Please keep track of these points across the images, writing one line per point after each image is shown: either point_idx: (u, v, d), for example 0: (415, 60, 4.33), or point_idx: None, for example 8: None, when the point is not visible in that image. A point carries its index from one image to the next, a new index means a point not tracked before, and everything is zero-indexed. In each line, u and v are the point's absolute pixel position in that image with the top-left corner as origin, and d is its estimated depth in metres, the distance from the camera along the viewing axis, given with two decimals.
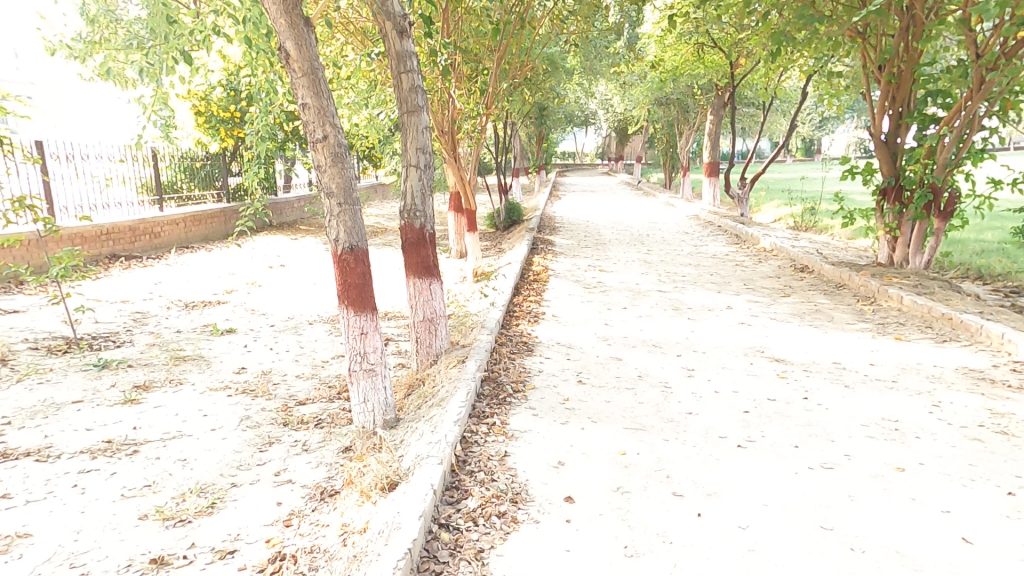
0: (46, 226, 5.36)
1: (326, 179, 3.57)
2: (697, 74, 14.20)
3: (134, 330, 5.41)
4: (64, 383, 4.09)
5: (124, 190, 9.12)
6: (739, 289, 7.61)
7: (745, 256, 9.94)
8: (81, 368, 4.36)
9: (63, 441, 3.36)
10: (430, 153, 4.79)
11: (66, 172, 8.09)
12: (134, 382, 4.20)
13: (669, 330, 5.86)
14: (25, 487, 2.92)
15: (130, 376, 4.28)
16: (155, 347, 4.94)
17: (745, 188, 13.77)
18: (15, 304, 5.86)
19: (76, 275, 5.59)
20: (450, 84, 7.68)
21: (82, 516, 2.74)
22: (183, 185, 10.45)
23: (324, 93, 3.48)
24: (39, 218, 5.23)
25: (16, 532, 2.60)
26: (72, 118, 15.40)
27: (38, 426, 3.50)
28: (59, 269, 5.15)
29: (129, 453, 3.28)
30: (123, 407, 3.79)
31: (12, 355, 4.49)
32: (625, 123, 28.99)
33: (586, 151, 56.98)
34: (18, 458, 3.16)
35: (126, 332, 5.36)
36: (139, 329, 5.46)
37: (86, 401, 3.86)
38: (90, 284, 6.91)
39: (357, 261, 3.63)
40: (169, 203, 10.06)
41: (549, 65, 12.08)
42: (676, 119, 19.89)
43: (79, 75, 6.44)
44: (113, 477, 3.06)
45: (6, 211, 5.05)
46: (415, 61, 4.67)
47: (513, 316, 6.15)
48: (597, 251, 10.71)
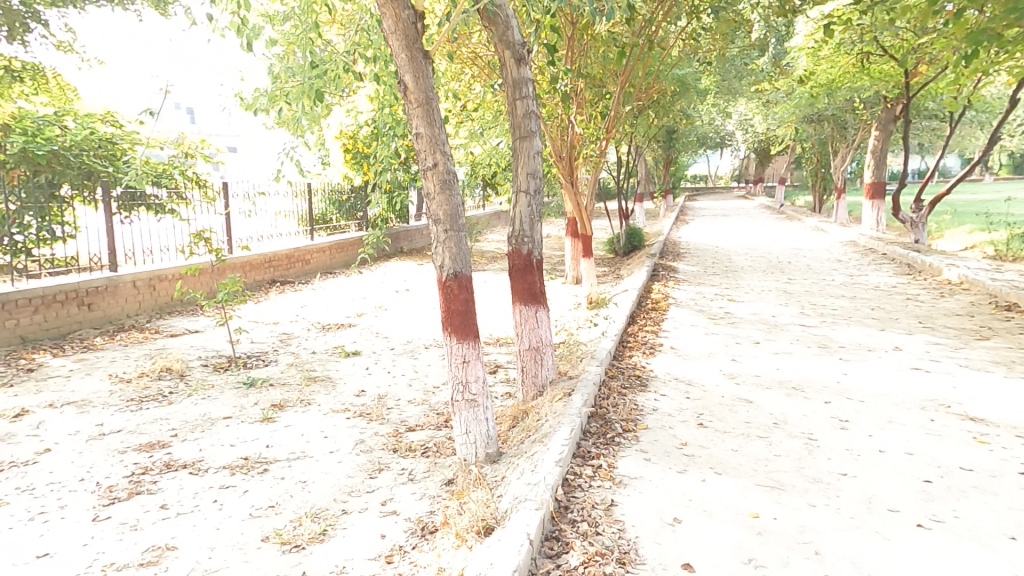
0: (218, 256, 6.27)
1: (434, 206, 3.64)
2: (859, 85, 12.50)
3: (279, 351, 6.06)
4: (220, 399, 4.63)
5: (285, 224, 10.52)
6: (911, 327, 6.29)
7: (919, 288, 8.28)
8: (234, 386, 4.92)
9: (212, 456, 3.73)
10: (541, 178, 4.72)
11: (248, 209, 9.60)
12: (272, 401, 4.62)
13: (816, 371, 4.98)
14: (178, 499, 3.23)
15: (271, 396, 4.72)
16: (293, 368, 5.44)
17: (921, 211, 11.62)
18: (196, 325, 6.95)
19: (238, 299, 6.44)
20: (571, 112, 7.64)
21: (217, 532, 2.93)
22: (332, 216, 11.82)
23: (437, 122, 3.57)
24: (213, 249, 6.13)
25: (166, 544, 2.83)
26: (257, 163, 18.44)
27: (196, 440, 3.94)
28: (225, 295, 5.97)
29: (261, 472, 3.53)
30: (261, 425, 4.16)
31: (189, 371, 5.25)
32: (766, 143, 26.63)
33: (718, 173, 53.57)
34: (177, 470, 3.53)
35: (273, 351, 6.01)
36: (284, 349, 6.10)
37: (234, 417, 4.31)
38: (251, 307, 7.97)
39: (460, 289, 3.62)
40: (319, 233, 11.40)
41: (680, 86, 11.50)
42: (831, 138, 17.69)
43: (262, 123, 7.57)
44: (246, 495, 3.28)
45: (189, 244, 5.99)
46: (531, 87, 4.67)
47: (626, 347, 5.73)
48: (727, 279, 9.76)
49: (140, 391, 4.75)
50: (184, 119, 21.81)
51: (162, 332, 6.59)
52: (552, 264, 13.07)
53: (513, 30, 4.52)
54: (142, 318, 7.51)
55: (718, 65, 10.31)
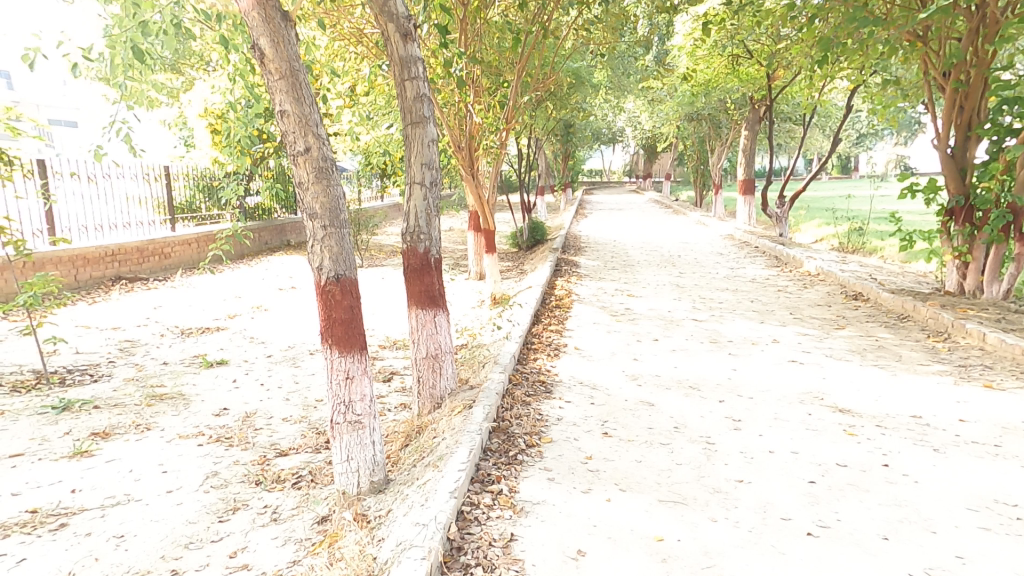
0: (18, 250, 5.04)
1: (309, 198, 3.08)
2: (731, 87, 13.56)
3: (116, 362, 5.02)
4: (16, 431, 3.66)
5: (134, 211, 9.00)
6: (785, 319, 6.83)
7: (789, 281, 9.11)
8: (38, 412, 3.91)
9: None
10: (437, 169, 4.30)
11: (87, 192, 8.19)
12: (93, 429, 3.73)
13: (707, 369, 5.14)
14: None
15: (92, 421, 3.83)
16: (131, 384, 4.50)
17: (784, 206, 12.90)
18: None
19: (51, 302, 5.24)
20: (467, 97, 7.28)
21: None
22: (201, 205, 10.35)
23: (308, 99, 3.02)
24: (10, 241, 4.92)
25: None
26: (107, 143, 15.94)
27: None
28: (27, 298, 4.81)
29: (54, 528, 2.77)
30: (70, 463, 3.31)
31: None
32: (653, 140, 28.39)
33: (613, 169, 56.34)
34: None
35: (107, 364, 4.96)
36: (123, 361, 5.06)
37: (27, 455, 3.40)
38: (76, 308, 6.64)
39: (343, 294, 3.10)
40: (182, 223, 9.93)
41: (574, 78, 11.61)
42: (708, 136, 19.20)
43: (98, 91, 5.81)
44: (21, 565, 2.53)
45: None
46: (421, 67, 4.21)
47: (531, 349, 5.54)
48: (624, 273, 10.07)
49: None
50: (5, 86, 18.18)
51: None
52: (454, 258, 12.66)
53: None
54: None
55: (608, 60, 10.54)
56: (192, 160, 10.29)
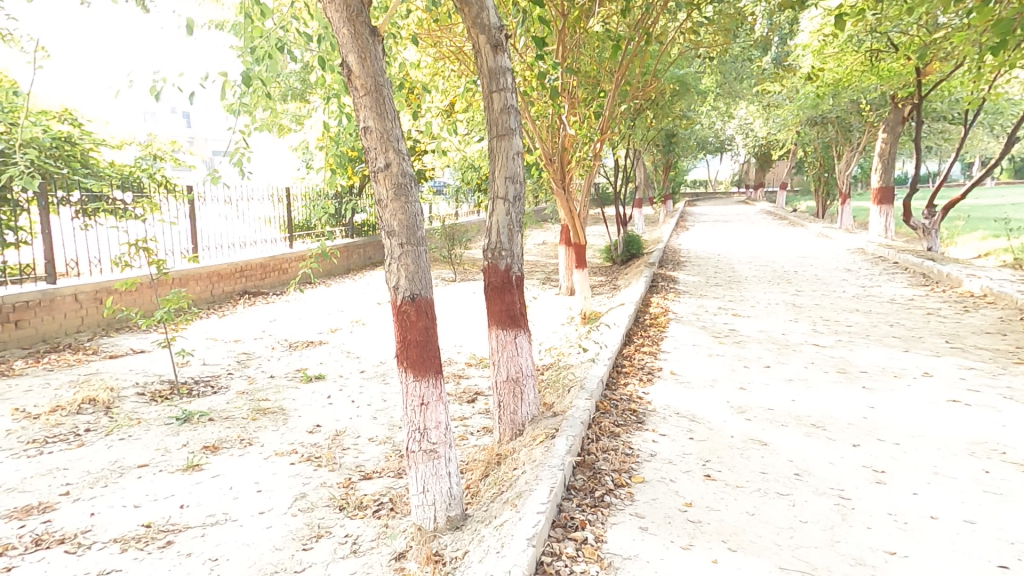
0: (159, 268, 5.60)
1: (387, 215, 3.04)
2: (867, 85, 12.03)
3: (233, 374, 5.42)
4: (144, 440, 3.99)
5: (262, 230, 9.97)
6: (939, 348, 5.70)
7: (941, 303, 7.69)
8: (164, 423, 4.26)
9: (104, 523, 3.04)
10: (521, 182, 4.15)
11: (230, 214, 9.18)
12: (205, 442, 3.96)
13: (836, 404, 4.37)
14: None
15: (206, 433, 4.09)
16: (242, 397, 4.79)
17: (934, 217, 11.03)
18: (139, 345, 6.31)
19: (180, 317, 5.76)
20: (562, 109, 7.06)
21: None
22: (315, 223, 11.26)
23: (391, 114, 2.96)
24: (152, 261, 5.48)
25: None
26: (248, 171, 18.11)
27: (91, 500, 3.25)
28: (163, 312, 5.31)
29: (162, 545, 2.86)
30: (182, 476, 3.50)
31: (118, 403, 4.60)
32: (767, 147, 26.21)
33: (718, 178, 53.09)
34: (48, 548, 2.82)
35: (226, 375, 5.38)
36: (239, 373, 5.46)
37: (150, 466, 3.64)
38: (206, 322, 7.39)
39: (418, 314, 3.01)
40: (298, 240, 10.91)
41: (679, 85, 11.00)
42: (834, 140, 17.22)
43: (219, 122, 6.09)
44: None
45: (125, 255, 5.37)
46: (510, 78, 4.08)
47: (621, 373, 5.13)
48: (730, 290, 9.19)
49: (49, 429, 4.10)
50: (178, 122, 21.60)
51: (101, 352, 5.97)
52: (546, 274, 12.50)
53: (488, 10, 3.93)
54: (82, 337, 6.85)
55: (718, 62, 9.82)
56: (310, 181, 11.25)
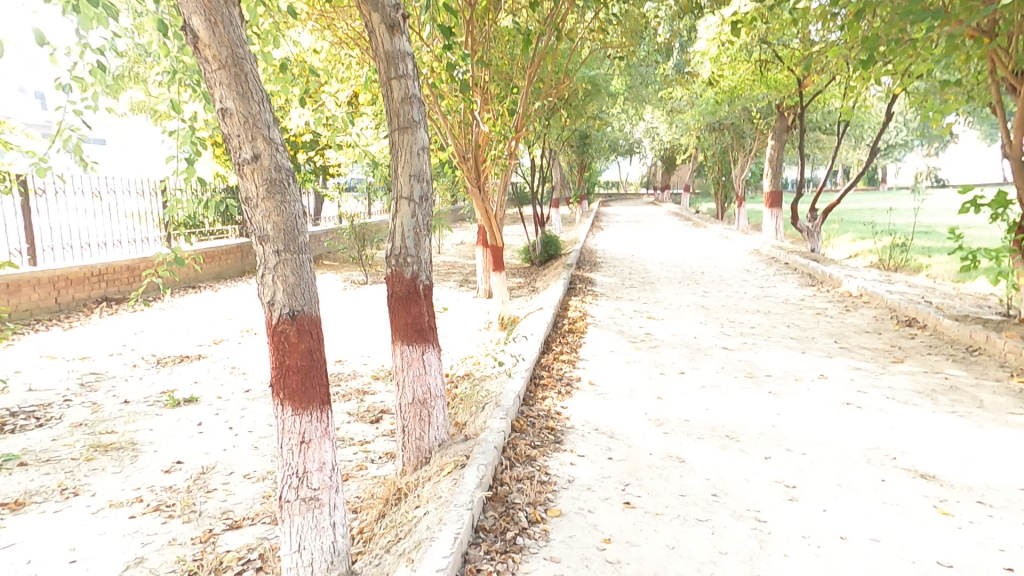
0: None
1: (258, 216, 2.46)
2: (757, 94, 12.91)
3: (72, 400, 4.46)
4: None
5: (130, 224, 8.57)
6: (830, 349, 6.06)
7: (828, 302, 8.30)
8: None
9: None
10: (427, 181, 3.74)
11: (94, 208, 7.97)
12: (9, 498, 3.11)
13: (746, 412, 4.40)
14: None
15: (13, 485, 3.23)
16: (77, 431, 3.91)
17: (816, 220, 12.04)
18: None
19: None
20: (474, 106, 6.69)
21: None
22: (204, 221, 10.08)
23: (257, 95, 2.41)
24: None
25: None
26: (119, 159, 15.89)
27: None
28: None
29: None
30: None
31: None
32: (673, 151, 27.68)
33: (630, 179, 55.63)
34: None
35: (60, 402, 4.42)
36: (80, 399, 4.51)
37: None
38: (46, 336, 6.20)
39: (299, 335, 2.47)
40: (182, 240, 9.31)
41: (590, 86, 11.08)
42: (731, 146, 18.45)
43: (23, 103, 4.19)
44: None
45: None
46: (411, 63, 3.64)
47: (539, 386, 4.86)
48: (643, 292, 9.36)
49: None
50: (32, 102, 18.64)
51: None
52: (463, 275, 12.11)
53: None
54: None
55: (626, 64, 9.98)
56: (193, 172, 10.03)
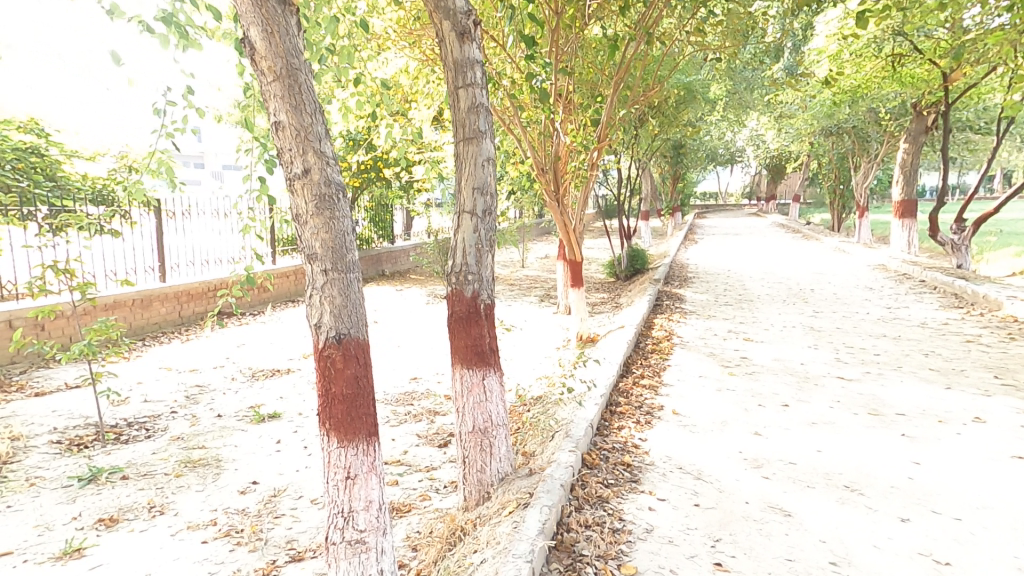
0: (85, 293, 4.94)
1: (306, 234, 2.35)
2: (885, 92, 11.39)
3: (176, 413, 4.79)
4: (34, 508, 3.34)
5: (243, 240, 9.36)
6: (986, 384, 4.96)
7: (981, 329, 6.89)
8: (66, 484, 3.61)
9: None
10: (492, 194, 3.56)
11: (213, 227, 8.78)
12: (107, 511, 3.31)
13: (872, 459, 3.64)
14: None
15: (110, 500, 3.43)
16: (173, 446, 4.15)
17: (964, 233, 10.27)
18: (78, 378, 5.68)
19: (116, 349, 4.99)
20: (552, 114, 6.44)
21: None
22: None
23: (311, 107, 2.29)
24: (78, 285, 4.83)
25: None
26: None
27: None
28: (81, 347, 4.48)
29: None
30: (60, 561, 2.84)
31: (24, 455, 3.97)
32: (779, 159, 25.56)
33: (728, 190, 52.29)
34: None
35: (167, 415, 4.74)
36: (183, 412, 4.82)
37: (25, 545, 2.98)
38: (166, 349, 6.86)
39: (344, 359, 2.33)
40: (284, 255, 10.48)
41: (685, 93, 10.40)
42: (851, 151, 16.47)
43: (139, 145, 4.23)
44: None
45: (41, 278, 4.71)
46: (479, 71, 3.48)
47: (616, 414, 4.42)
48: (742, 310, 8.48)
49: None
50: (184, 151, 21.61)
51: (27, 389, 5.31)
52: (547, 291, 11.88)
53: None
54: (13, 370, 5.83)
55: (728, 68, 9.22)
56: None
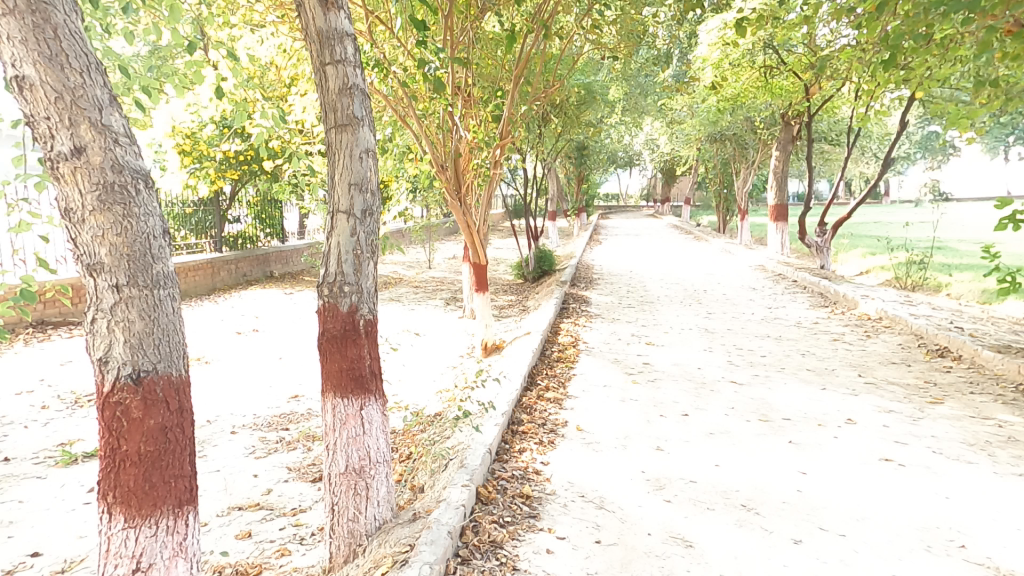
0: None
1: (85, 236, 1.64)
2: (760, 103, 12.35)
3: None
4: None
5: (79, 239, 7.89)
6: (855, 383, 5.34)
7: (844, 327, 7.56)
8: None
9: None
10: (373, 192, 3.03)
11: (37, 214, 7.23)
12: None
13: (765, 471, 3.64)
14: None
15: None
16: None
17: (826, 236, 11.39)
18: None
19: None
20: (448, 106, 6.01)
21: None
22: (174, 232, 9.96)
23: (78, 61, 1.61)
24: None
25: None
26: None
27: None
28: None
29: None
30: None
31: None
32: (673, 163, 27.25)
33: (630, 193, 55.26)
34: None
35: None
36: None
37: None
38: None
39: (143, 407, 1.65)
40: None
41: (585, 93, 10.47)
42: (733, 158, 17.84)
43: None
44: None
45: None
46: (350, 46, 2.95)
47: (517, 435, 4.09)
48: (641, 312, 8.65)
49: None
50: None
51: None
52: (452, 292, 11.44)
53: None
54: None
55: (624, 70, 9.37)
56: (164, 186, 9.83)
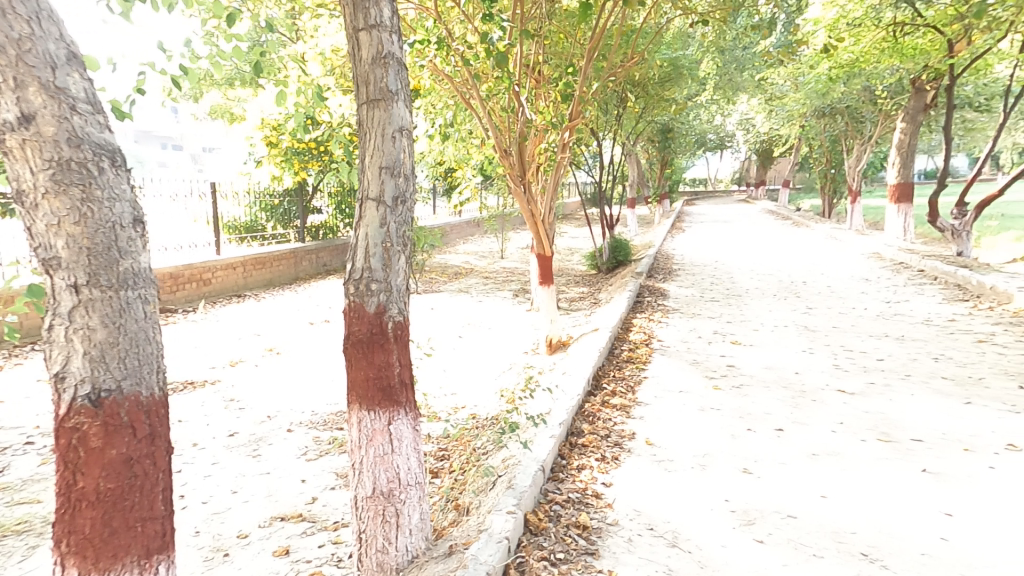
0: None
1: (41, 224, 1.39)
2: (881, 68, 10.68)
3: (28, 448, 3.89)
4: None
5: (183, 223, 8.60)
6: (1013, 398, 4.25)
7: (991, 326, 6.21)
8: None
9: None
10: (406, 176, 2.69)
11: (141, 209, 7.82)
12: None
13: (893, 509, 2.87)
14: None
15: None
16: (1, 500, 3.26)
17: (963, 218, 9.60)
18: None
19: None
20: (513, 86, 5.54)
21: None
22: (262, 224, 10.30)
23: (26, 8, 1.35)
24: None
25: None
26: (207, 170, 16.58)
27: None
28: None
29: None
30: None
31: None
32: (769, 144, 24.91)
33: (719, 177, 51.70)
34: None
35: (15, 449, 3.85)
36: (39, 446, 3.92)
37: None
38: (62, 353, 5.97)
39: (103, 434, 1.40)
40: (249, 244, 9.97)
41: (670, 68, 9.46)
42: (844, 133, 15.82)
43: None
44: None
45: None
46: (386, 6, 2.59)
47: (575, 449, 3.63)
48: (730, 306, 7.74)
49: None
50: (152, 143, 20.49)
51: None
52: (523, 283, 11.09)
53: None
54: None
55: (718, 41, 8.38)
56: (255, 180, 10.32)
